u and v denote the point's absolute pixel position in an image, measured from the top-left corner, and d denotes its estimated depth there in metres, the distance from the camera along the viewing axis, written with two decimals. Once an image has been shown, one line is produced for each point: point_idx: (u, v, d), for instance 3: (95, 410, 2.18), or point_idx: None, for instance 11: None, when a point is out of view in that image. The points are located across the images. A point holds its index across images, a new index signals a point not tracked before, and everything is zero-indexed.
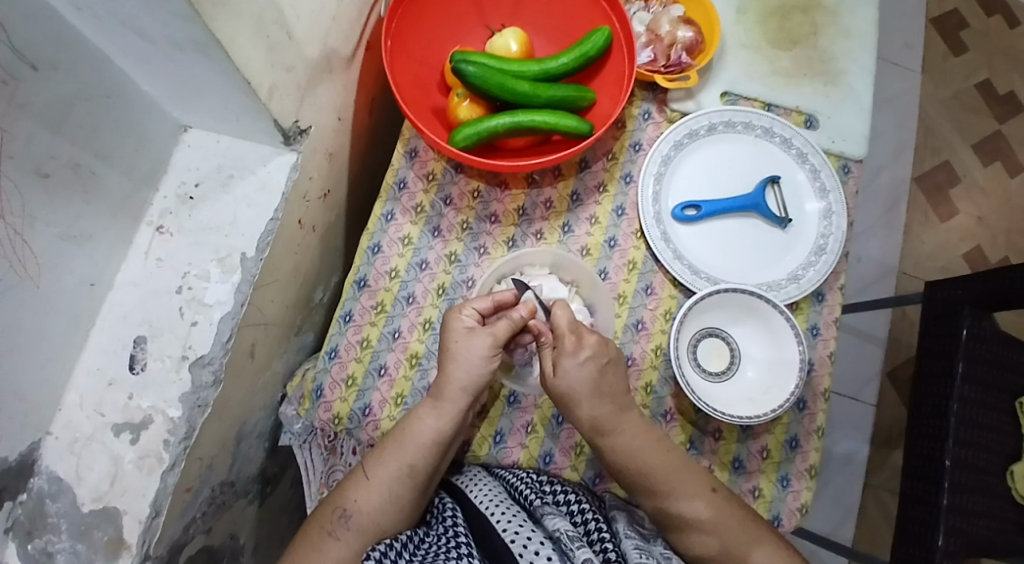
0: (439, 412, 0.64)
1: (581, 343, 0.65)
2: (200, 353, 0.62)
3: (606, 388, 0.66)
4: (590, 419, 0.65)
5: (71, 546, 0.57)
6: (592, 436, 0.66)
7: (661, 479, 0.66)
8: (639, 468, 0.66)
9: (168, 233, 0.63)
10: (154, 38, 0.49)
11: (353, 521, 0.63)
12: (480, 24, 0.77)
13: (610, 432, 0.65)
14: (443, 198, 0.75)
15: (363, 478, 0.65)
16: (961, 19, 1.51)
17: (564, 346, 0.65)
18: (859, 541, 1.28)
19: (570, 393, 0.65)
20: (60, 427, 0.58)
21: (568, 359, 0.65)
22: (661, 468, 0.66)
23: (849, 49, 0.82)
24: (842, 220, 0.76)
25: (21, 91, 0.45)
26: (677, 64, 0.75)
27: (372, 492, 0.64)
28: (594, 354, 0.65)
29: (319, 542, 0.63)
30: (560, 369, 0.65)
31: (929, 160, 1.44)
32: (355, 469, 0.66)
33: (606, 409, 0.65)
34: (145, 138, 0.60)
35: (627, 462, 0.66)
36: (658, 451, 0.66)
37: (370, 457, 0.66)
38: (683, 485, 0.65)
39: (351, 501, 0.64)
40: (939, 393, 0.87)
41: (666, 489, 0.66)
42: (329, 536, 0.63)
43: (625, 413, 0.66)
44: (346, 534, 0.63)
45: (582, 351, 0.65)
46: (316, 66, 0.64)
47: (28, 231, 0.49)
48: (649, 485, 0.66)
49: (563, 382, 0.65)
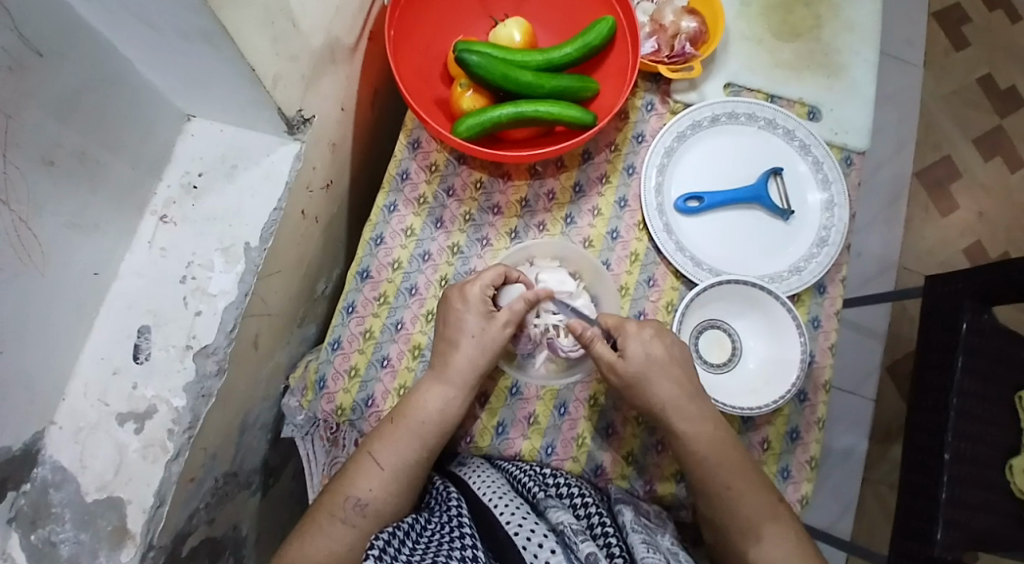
0: (445, 390, 0.66)
1: (645, 326, 0.68)
2: (204, 342, 0.62)
3: (672, 371, 0.67)
4: (663, 399, 0.66)
5: (75, 536, 0.57)
6: (668, 418, 0.66)
7: (733, 474, 0.65)
8: (714, 459, 0.65)
9: (171, 223, 0.63)
10: (160, 26, 0.49)
11: (370, 509, 0.63)
12: (484, 15, 0.77)
13: (684, 416, 0.66)
14: (445, 190, 0.75)
15: (376, 466, 0.64)
16: (963, 13, 1.51)
17: (629, 332, 0.67)
18: (857, 534, 1.28)
19: (644, 373, 0.66)
20: (64, 416, 0.58)
21: (633, 339, 0.67)
22: (732, 460, 0.65)
23: (853, 42, 0.82)
24: (844, 212, 0.76)
25: (28, 79, 0.45)
26: (681, 54, 0.75)
27: (387, 478, 0.64)
28: (656, 334, 0.68)
29: (330, 528, 0.62)
30: (626, 351, 0.66)
31: (930, 155, 1.44)
32: (363, 456, 0.65)
33: (670, 390, 0.66)
34: (150, 127, 0.60)
35: (701, 450, 0.65)
36: (730, 443, 0.66)
37: (376, 441, 0.66)
38: (749, 480, 0.65)
39: (363, 489, 0.63)
40: (939, 387, 0.88)
41: (738, 485, 0.64)
42: (340, 521, 0.62)
43: (696, 400, 0.67)
44: (360, 520, 0.63)
45: (647, 332, 0.67)
46: (321, 55, 0.64)
47: (34, 220, 0.49)
48: (721, 481, 0.65)
49: (635, 362, 0.66)
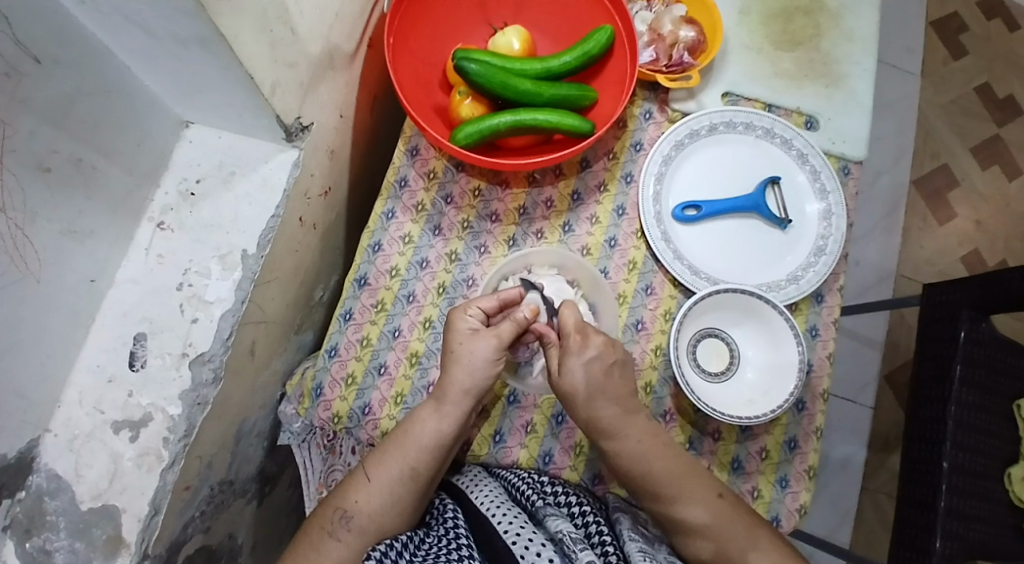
0: (441, 417, 0.64)
1: (587, 341, 0.65)
2: (200, 350, 0.62)
3: (610, 390, 0.66)
4: (599, 420, 0.65)
5: (69, 544, 0.56)
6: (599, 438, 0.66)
7: (671, 485, 0.66)
8: (651, 472, 0.66)
9: (169, 230, 0.63)
10: (158, 33, 0.49)
11: (354, 523, 0.63)
12: (483, 23, 0.77)
13: (618, 435, 0.66)
14: (443, 197, 0.75)
15: (366, 480, 0.65)
16: (961, 23, 1.52)
17: (570, 345, 0.65)
18: (856, 544, 1.28)
19: (583, 391, 0.65)
20: (59, 424, 0.58)
21: (573, 358, 0.65)
22: (669, 473, 0.66)
23: (850, 51, 0.82)
24: (842, 221, 0.76)
25: (24, 85, 0.45)
26: (679, 63, 0.75)
27: (373, 493, 0.64)
28: (600, 353, 0.66)
29: (319, 543, 0.63)
30: (564, 368, 0.65)
31: (927, 164, 1.44)
32: (357, 471, 0.66)
33: (610, 410, 0.66)
34: (147, 133, 0.59)
35: (635, 465, 0.66)
36: (665, 457, 0.67)
37: (371, 457, 0.66)
38: (691, 489, 0.66)
39: (352, 502, 0.64)
40: (937, 396, 0.88)
41: (678, 495, 0.66)
42: (329, 536, 0.63)
43: (630, 416, 0.67)
44: (347, 535, 0.63)
45: (588, 348, 0.65)
46: (319, 63, 0.64)
47: (29, 227, 0.49)
48: (656, 491, 0.66)
49: (570, 380, 0.65)
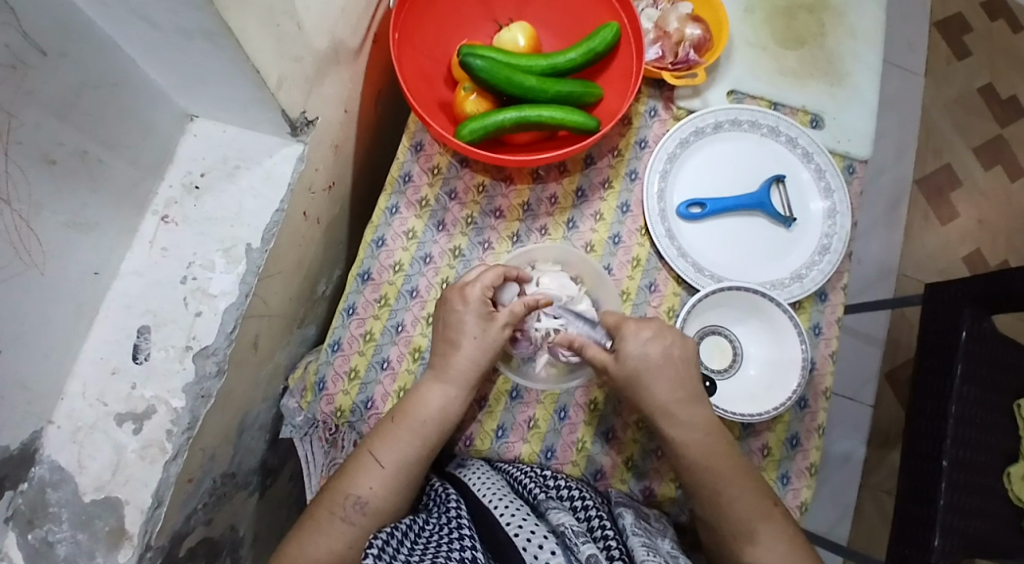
0: (444, 391, 0.66)
1: (643, 326, 0.67)
2: (204, 343, 0.62)
3: (669, 371, 0.66)
4: (657, 401, 0.66)
5: (72, 535, 0.56)
6: (661, 420, 0.66)
7: (727, 479, 0.64)
8: (707, 465, 0.65)
9: (172, 223, 0.63)
10: (164, 26, 0.49)
11: (369, 507, 0.63)
12: (488, 18, 0.77)
13: (670, 416, 0.66)
14: (447, 192, 0.75)
15: (375, 463, 0.64)
16: (965, 22, 1.51)
17: (626, 334, 0.67)
18: (855, 541, 1.28)
19: (636, 372, 0.66)
20: (62, 416, 0.58)
21: (631, 342, 0.66)
22: (725, 465, 0.65)
23: (856, 50, 0.82)
24: (846, 219, 0.76)
25: (30, 77, 0.45)
26: (686, 61, 0.75)
27: (388, 477, 0.64)
28: (654, 335, 0.67)
29: (329, 528, 0.62)
30: (620, 354, 0.66)
31: (930, 163, 1.44)
32: (362, 454, 0.65)
33: (666, 392, 0.66)
34: (152, 126, 0.59)
35: (691, 452, 0.65)
36: (722, 450, 0.65)
37: (377, 440, 0.65)
38: (731, 486, 0.64)
39: (363, 487, 0.63)
40: (938, 395, 0.88)
41: (732, 491, 0.64)
42: (340, 520, 0.62)
43: (687, 400, 0.66)
44: (359, 518, 0.62)
45: (645, 332, 0.67)
46: (324, 57, 0.63)
47: (34, 219, 0.49)
48: (697, 479, 0.65)
49: (625, 365, 0.66)
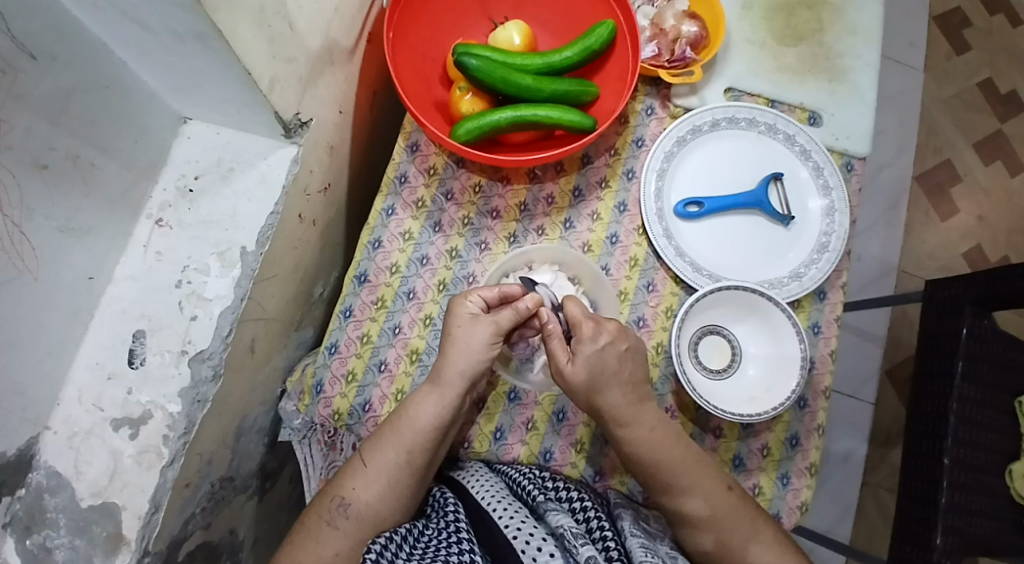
0: (439, 401, 0.64)
1: (600, 329, 0.65)
2: (200, 347, 0.61)
3: (624, 375, 0.66)
4: (612, 406, 0.65)
5: (70, 541, 0.56)
6: (613, 424, 0.65)
7: (678, 473, 0.65)
8: (656, 463, 0.65)
9: (167, 227, 0.62)
10: (156, 29, 0.49)
11: (353, 511, 0.63)
12: (484, 18, 0.77)
13: (626, 420, 0.65)
14: (444, 193, 0.75)
15: (363, 466, 0.65)
16: (964, 17, 1.51)
17: (582, 334, 0.64)
18: (856, 539, 1.28)
19: (597, 376, 0.64)
20: (59, 422, 0.57)
21: (586, 345, 0.64)
22: (677, 461, 0.65)
23: (854, 46, 0.82)
24: (845, 217, 0.76)
25: (21, 82, 0.45)
26: (682, 58, 0.75)
27: (371, 480, 0.64)
28: (613, 340, 0.65)
29: (317, 531, 0.63)
30: (578, 355, 0.64)
31: (930, 159, 1.44)
32: (354, 458, 0.66)
33: (621, 398, 0.65)
34: (145, 130, 0.59)
35: (644, 453, 0.65)
36: (672, 447, 0.66)
37: (369, 444, 0.66)
38: (694, 482, 0.65)
39: (349, 490, 0.64)
40: (938, 393, 0.87)
41: (685, 484, 0.65)
42: (327, 525, 0.63)
43: (641, 402, 0.66)
44: (344, 523, 0.63)
45: (602, 336, 0.64)
46: (318, 58, 0.63)
47: (27, 224, 0.48)
48: (664, 479, 0.66)
49: (581, 369, 0.64)
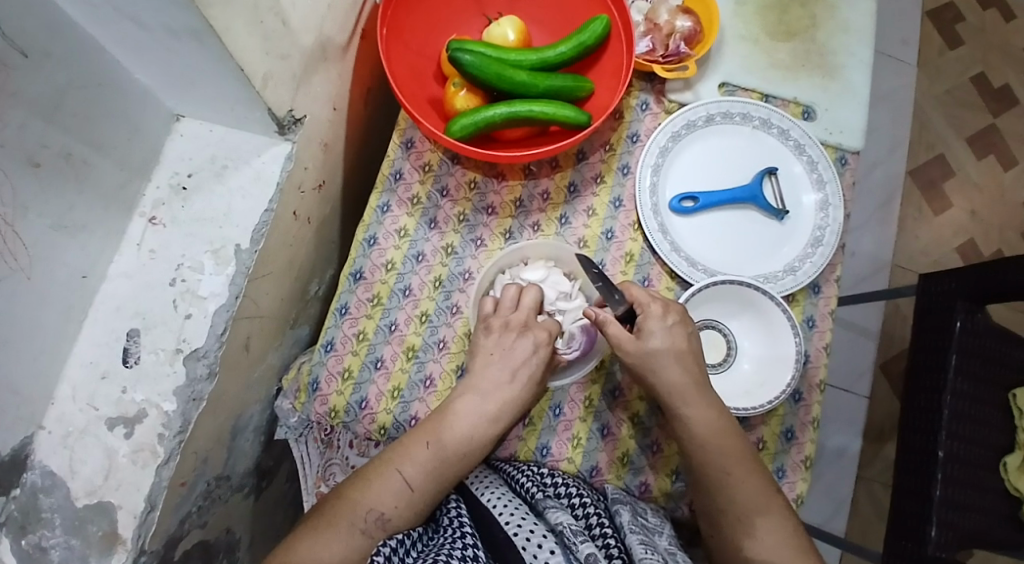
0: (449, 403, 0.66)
1: (667, 310, 0.68)
2: (194, 345, 0.61)
3: (688, 359, 0.67)
4: (673, 384, 0.66)
5: (66, 541, 0.56)
6: (674, 402, 0.66)
7: (731, 460, 0.65)
8: (716, 447, 0.65)
9: (160, 224, 0.62)
10: (148, 25, 0.48)
11: (392, 524, 0.61)
12: (478, 13, 0.76)
13: (687, 400, 0.66)
14: (439, 189, 0.74)
15: (408, 488, 0.62)
16: (957, 13, 1.51)
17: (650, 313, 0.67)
18: (851, 533, 1.29)
19: (655, 353, 0.66)
20: (53, 421, 0.57)
21: (654, 322, 0.67)
22: (731, 446, 0.65)
23: (847, 42, 0.82)
24: (839, 212, 0.76)
25: (13, 79, 0.45)
26: (676, 53, 0.75)
27: (415, 500, 0.63)
28: (679, 322, 0.68)
29: (343, 534, 0.59)
30: (643, 331, 0.67)
31: (923, 154, 1.44)
32: (389, 471, 0.63)
33: (686, 378, 0.67)
34: (138, 128, 0.59)
35: (704, 437, 0.65)
36: (732, 436, 0.66)
37: (412, 462, 0.63)
38: (743, 469, 0.65)
39: (391, 506, 0.61)
40: (932, 387, 0.88)
41: (735, 472, 0.65)
42: (361, 534, 0.60)
43: (702, 388, 0.67)
44: (380, 533, 0.60)
45: (669, 316, 0.68)
46: (312, 55, 0.63)
47: (20, 223, 0.48)
48: (711, 467, 0.65)
49: (647, 343, 0.66)
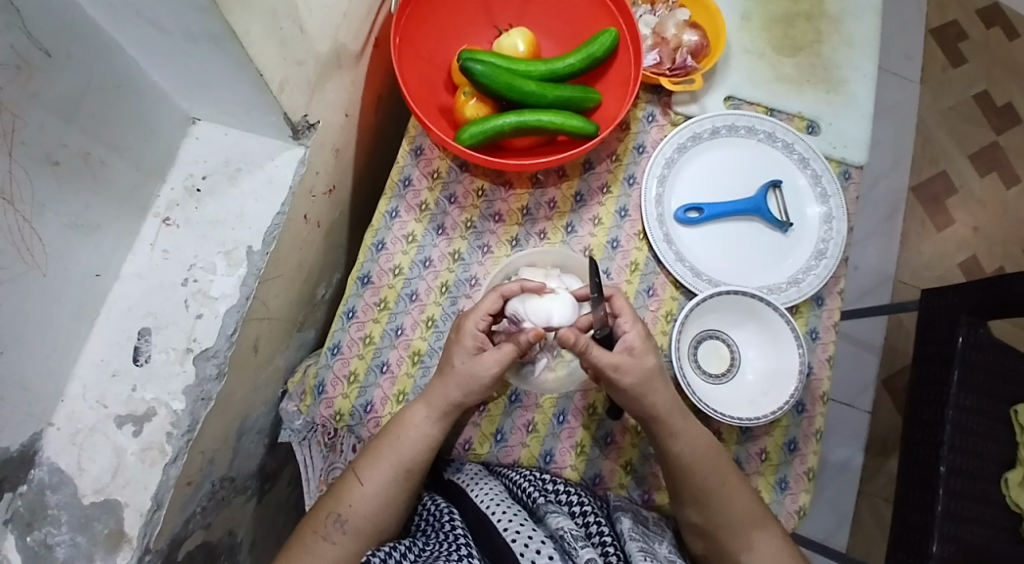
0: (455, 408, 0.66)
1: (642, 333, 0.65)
2: (205, 345, 0.62)
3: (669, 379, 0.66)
4: (666, 408, 0.65)
5: (71, 537, 0.56)
6: (670, 425, 0.65)
7: (726, 474, 0.66)
8: (709, 466, 0.65)
9: (174, 226, 0.63)
10: (169, 30, 0.50)
11: (350, 525, 0.64)
12: (488, 24, 0.78)
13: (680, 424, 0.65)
14: (447, 197, 0.75)
15: (358, 483, 0.65)
16: (961, 30, 1.53)
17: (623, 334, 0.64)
18: (853, 548, 1.28)
19: (645, 379, 0.63)
20: (62, 418, 0.57)
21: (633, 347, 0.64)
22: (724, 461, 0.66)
23: (851, 57, 0.83)
24: (842, 224, 0.77)
25: (35, 79, 0.46)
26: (682, 67, 0.76)
27: (365, 497, 0.64)
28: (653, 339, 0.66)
29: (312, 546, 0.63)
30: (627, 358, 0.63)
31: (926, 170, 1.45)
32: (348, 475, 0.66)
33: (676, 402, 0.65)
34: (155, 130, 0.60)
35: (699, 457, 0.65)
36: (721, 450, 0.67)
37: (363, 461, 0.66)
38: (734, 486, 0.66)
39: (346, 507, 0.64)
40: (935, 401, 0.88)
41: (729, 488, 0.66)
42: (323, 540, 0.63)
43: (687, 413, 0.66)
44: (341, 537, 0.63)
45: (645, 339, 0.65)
46: (326, 62, 0.64)
47: (37, 220, 0.49)
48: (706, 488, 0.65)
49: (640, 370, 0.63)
